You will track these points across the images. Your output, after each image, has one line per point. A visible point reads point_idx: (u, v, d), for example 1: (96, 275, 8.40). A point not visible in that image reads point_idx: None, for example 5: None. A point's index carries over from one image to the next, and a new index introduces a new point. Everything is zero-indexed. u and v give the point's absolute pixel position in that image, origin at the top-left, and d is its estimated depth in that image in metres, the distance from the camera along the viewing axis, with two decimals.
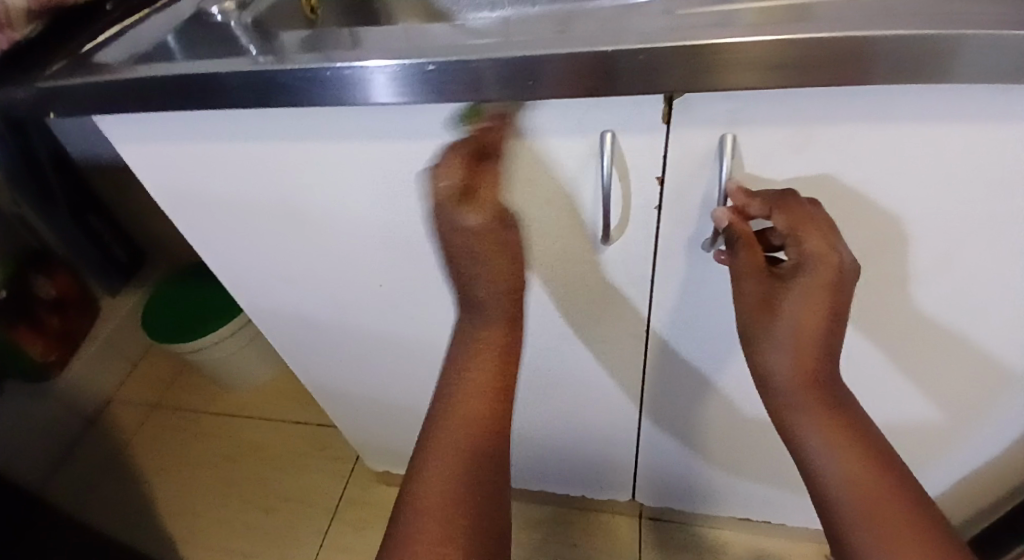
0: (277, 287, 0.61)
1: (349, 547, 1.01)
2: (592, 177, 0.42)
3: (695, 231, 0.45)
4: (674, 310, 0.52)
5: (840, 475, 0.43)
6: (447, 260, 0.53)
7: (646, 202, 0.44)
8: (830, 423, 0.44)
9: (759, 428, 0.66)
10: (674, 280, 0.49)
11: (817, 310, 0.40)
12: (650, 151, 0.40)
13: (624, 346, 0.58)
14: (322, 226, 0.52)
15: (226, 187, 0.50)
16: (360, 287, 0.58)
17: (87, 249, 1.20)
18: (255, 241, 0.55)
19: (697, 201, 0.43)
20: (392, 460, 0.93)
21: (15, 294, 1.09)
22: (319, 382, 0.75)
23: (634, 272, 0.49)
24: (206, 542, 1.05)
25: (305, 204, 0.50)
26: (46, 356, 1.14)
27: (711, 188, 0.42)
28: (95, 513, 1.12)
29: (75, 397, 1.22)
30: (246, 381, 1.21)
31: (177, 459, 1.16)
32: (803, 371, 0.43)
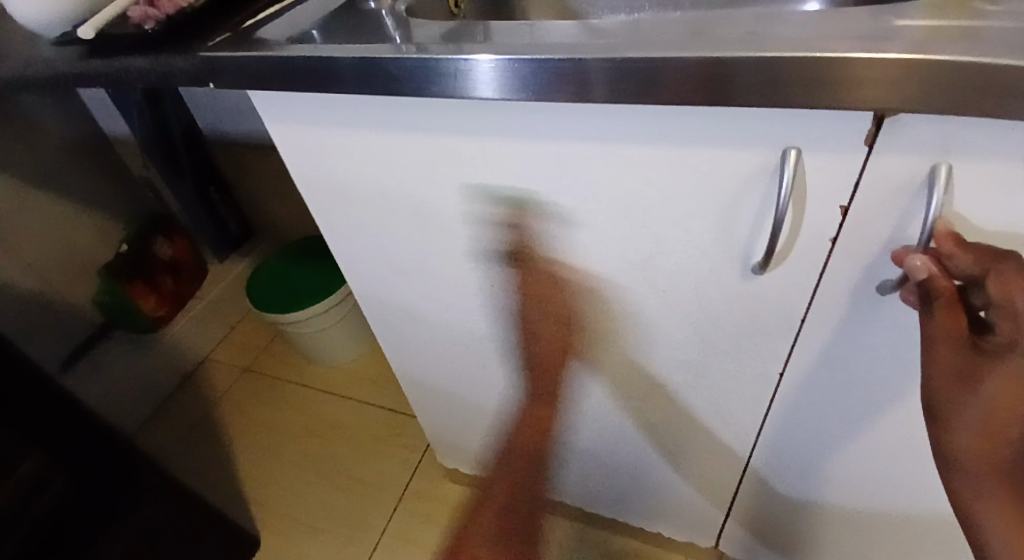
0: (386, 274, 0.61)
1: (413, 537, 1.01)
2: (759, 196, 0.37)
3: (870, 273, 0.39)
4: (816, 355, 0.47)
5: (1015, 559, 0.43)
6: (569, 267, 0.50)
7: (816, 230, 0.38)
8: (1011, 508, 0.43)
9: (878, 494, 0.59)
10: (829, 324, 0.44)
11: (1018, 395, 0.38)
12: (835, 176, 0.35)
13: (746, 383, 0.53)
14: (445, 221, 0.51)
15: (360, 172, 0.50)
16: (470, 286, 0.57)
17: (204, 218, 1.29)
18: (377, 228, 0.55)
19: (881, 240, 0.37)
20: (466, 459, 0.92)
21: (136, 251, 1.22)
22: (412, 374, 0.75)
23: (781, 306, 0.44)
24: (280, 509, 1.08)
25: (434, 199, 0.49)
26: (156, 311, 1.23)
27: (905, 226, 0.36)
28: (182, 465, 1.18)
29: (176, 353, 1.30)
30: (335, 359, 1.25)
31: (262, 425, 1.21)
32: (989, 456, 0.42)
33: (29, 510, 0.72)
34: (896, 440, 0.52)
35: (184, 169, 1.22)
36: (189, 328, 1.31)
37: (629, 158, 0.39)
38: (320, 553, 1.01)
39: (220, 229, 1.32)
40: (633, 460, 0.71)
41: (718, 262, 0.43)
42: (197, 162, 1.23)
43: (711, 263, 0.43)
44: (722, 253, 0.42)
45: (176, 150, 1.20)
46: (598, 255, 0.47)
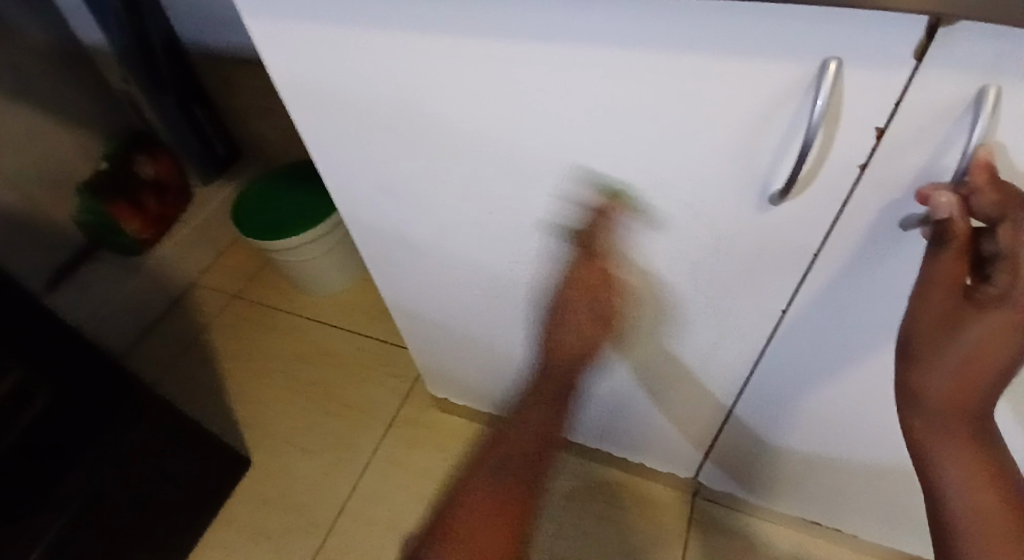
0: (381, 197, 0.58)
1: (403, 461, 1.03)
2: (789, 116, 0.34)
3: (893, 206, 0.38)
4: (821, 294, 0.46)
5: (968, 506, 0.45)
6: (573, 191, 0.47)
7: (844, 156, 0.35)
8: (967, 449, 0.45)
9: (862, 429, 0.60)
10: (841, 261, 0.43)
11: (1001, 342, 0.38)
12: (872, 97, 0.32)
13: (748, 318, 0.52)
14: (443, 139, 0.48)
15: (352, 83, 0.47)
16: (466, 209, 0.55)
17: (189, 136, 1.23)
18: (371, 144, 0.52)
19: (913, 170, 0.35)
20: (455, 388, 0.93)
21: (118, 168, 1.18)
22: (403, 303, 0.74)
23: (795, 237, 0.42)
24: (270, 432, 1.09)
25: (432, 116, 0.46)
26: (141, 234, 1.20)
27: (941, 155, 0.33)
28: (172, 387, 1.19)
29: (162, 276, 1.28)
30: (325, 287, 1.23)
31: (251, 350, 1.21)
32: (957, 398, 0.42)
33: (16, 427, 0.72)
34: (891, 379, 0.52)
35: (167, 85, 1.15)
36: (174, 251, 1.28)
37: (643, 70, 0.36)
38: (310, 474, 1.03)
39: (205, 147, 1.27)
40: (623, 392, 0.72)
41: (733, 188, 0.41)
42: (179, 78, 1.16)
43: (726, 190, 0.41)
44: (739, 178, 0.40)
45: (158, 64, 1.13)
46: (605, 179, 0.45)
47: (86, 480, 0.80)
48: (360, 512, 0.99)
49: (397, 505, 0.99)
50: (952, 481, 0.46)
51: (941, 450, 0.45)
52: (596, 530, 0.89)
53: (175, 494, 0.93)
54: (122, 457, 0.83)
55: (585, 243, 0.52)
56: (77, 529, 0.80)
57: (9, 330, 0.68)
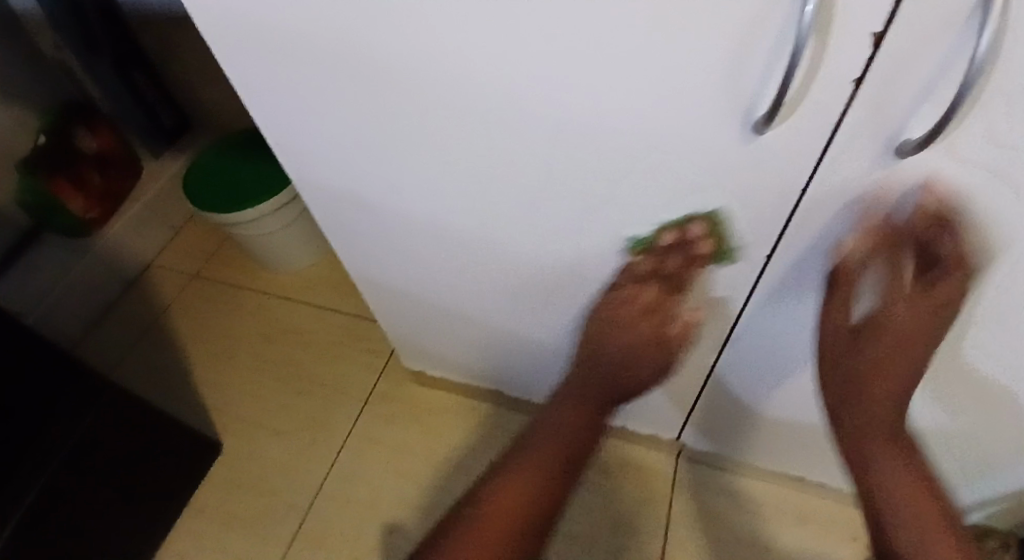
0: (331, 155, 0.53)
1: (380, 438, 1.00)
2: (778, 28, 0.30)
3: (890, 131, 0.34)
4: (804, 235, 0.45)
5: (876, 451, 0.58)
6: (540, 136, 0.44)
7: (836, 75, 0.32)
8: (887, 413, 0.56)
9: None
10: (825, 201, 0.41)
11: (925, 328, 0.47)
12: (867, 1, 0.27)
13: (731, 263, 0.50)
14: (394, 85, 0.43)
15: (277, 18, 0.41)
16: (428, 166, 0.51)
17: (131, 105, 1.15)
18: (315, 93, 0.47)
19: (915, 86, 0.31)
20: (429, 360, 0.91)
21: (57, 143, 1.09)
22: (367, 274, 0.71)
23: (780, 171, 0.39)
24: (239, 413, 1.05)
25: (377, 55, 0.41)
26: (87, 213, 1.13)
27: (946, 65, 0.29)
28: (132, 374, 1.13)
29: (116, 258, 1.21)
30: (289, 262, 1.18)
31: (215, 330, 1.16)
32: (884, 368, 0.52)
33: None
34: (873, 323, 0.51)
35: (101, 47, 1.06)
36: (127, 230, 1.21)
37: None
38: (285, 455, 1.00)
39: (150, 118, 1.19)
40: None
41: (715, 118, 0.37)
42: (118, 41, 1.08)
43: (707, 122, 0.37)
44: (720, 106, 0.36)
45: (92, 25, 1.04)
46: (574, 124, 0.41)
47: (29, 486, 0.74)
48: (340, 492, 0.96)
49: (377, 481, 0.96)
50: (871, 442, 0.58)
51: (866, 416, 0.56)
52: (583, 496, 0.88)
53: (136, 488, 0.89)
54: (69, 457, 0.78)
55: (556, 196, 0.49)
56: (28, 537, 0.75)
57: None
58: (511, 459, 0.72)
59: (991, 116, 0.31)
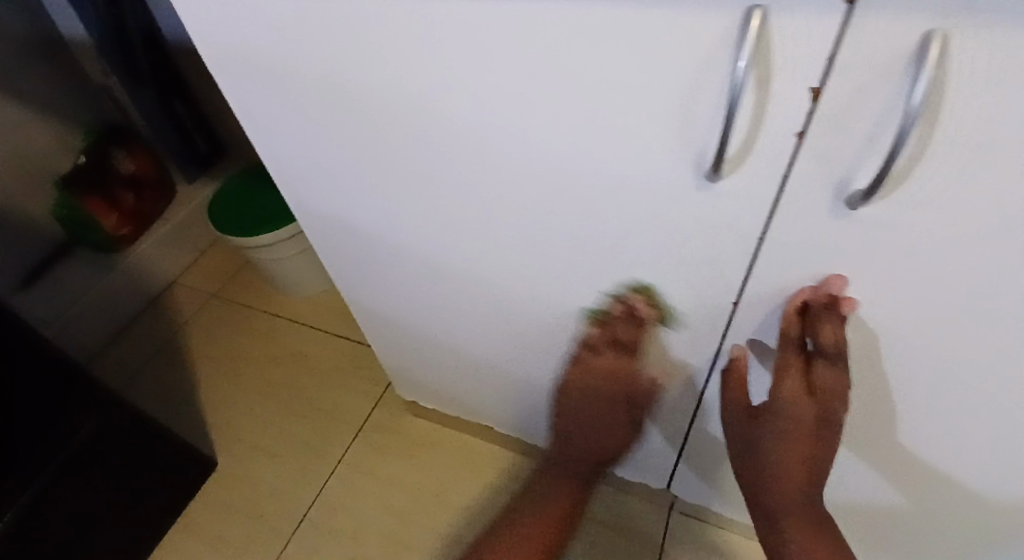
0: (317, 184, 0.55)
1: (370, 469, 0.99)
2: (715, 79, 0.30)
3: (841, 184, 0.33)
4: (767, 291, 0.44)
5: (777, 509, 0.58)
6: (508, 176, 0.44)
7: (781, 128, 0.32)
8: (795, 482, 0.55)
9: None
10: (785, 258, 0.40)
11: (827, 401, 0.48)
12: (802, 53, 0.27)
13: (705, 314, 0.49)
14: (374, 121, 0.45)
15: (265, 50, 0.42)
16: (409, 201, 0.51)
17: (167, 130, 1.21)
18: (302, 125, 0.48)
19: (857, 143, 0.30)
20: (423, 389, 0.92)
21: (95, 163, 1.15)
22: (362, 303, 0.72)
23: (740, 221, 0.39)
24: (235, 433, 1.06)
25: (357, 90, 0.42)
26: (117, 230, 1.17)
27: (886, 121, 0.28)
28: (140, 389, 1.15)
29: (141, 274, 1.26)
30: (300, 288, 1.21)
31: (226, 350, 1.18)
32: (795, 436, 0.51)
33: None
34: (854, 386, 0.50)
35: (142, 76, 1.13)
36: (153, 249, 1.25)
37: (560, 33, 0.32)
38: (274, 478, 1.00)
39: (184, 144, 1.25)
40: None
41: (667, 166, 0.37)
42: (157, 70, 1.15)
43: (659, 169, 0.37)
44: (673, 154, 0.36)
45: (134, 55, 1.11)
46: (541, 164, 0.41)
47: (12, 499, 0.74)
48: (323, 521, 0.95)
49: (362, 513, 0.95)
50: (770, 500, 0.57)
51: (770, 479, 0.55)
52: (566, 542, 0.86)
53: (121, 507, 0.88)
54: (56, 472, 0.78)
55: (530, 236, 0.49)
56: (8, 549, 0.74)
57: None
58: (539, 483, 0.83)
59: (940, 179, 0.30)
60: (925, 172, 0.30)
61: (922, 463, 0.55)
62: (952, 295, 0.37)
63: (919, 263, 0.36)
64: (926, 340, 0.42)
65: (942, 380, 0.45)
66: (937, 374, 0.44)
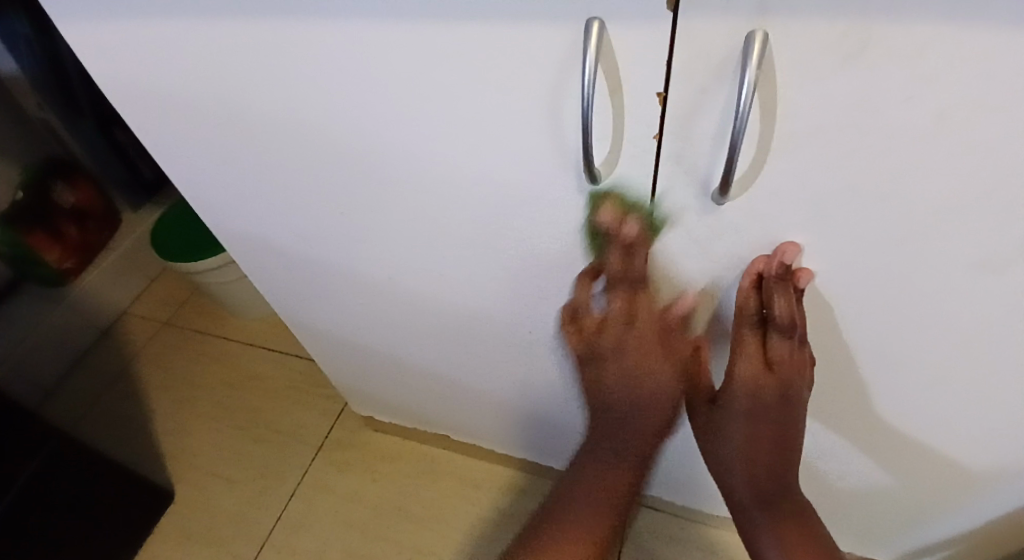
0: (235, 209, 0.55)
1: (332, 487, 0.99)
2: (573, 84, 0.32)
3: (702, 183, 0.35)
4: (667, 288, 0.46)
5: (753, 504, 0.54)
6: (411, 194, 0.45)
7: (643, 129, 0.33)
8: (767, 474, 0.52)
9: None
10: (677, 256, 0.42)
11: (788, 375, 0.45)
12: (643, 60, 0.30)
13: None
14: (277, 146, 0.45)
15: (165, 79, 0.43)
16: (326, 220, 0.52)
17: (110, 159, 1.18)
18: (209, 152, 0.49)
19: (706, 140, 0.32)
20: (376, 404, 0.92)
21: (36, 198, 1.11)
22: (304, 323, 0.72)
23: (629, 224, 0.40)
24: (191, 461, 1.04)
25: (254, 115, 0.43)
26: (62, 264, 1.14)
27: (726, 119, 0.31)
28: (92, 426, 1.12)
29: (90, 308, 1.22)
30: (254, 310, 1.19)
31: (181, 379, 1.16)
32: (759, 419, 0.49)
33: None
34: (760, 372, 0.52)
35: (81, 106, 1.09)
36: (100, 281, 1.22)
37: (434, 52, 0.33)
38: (234, 504, 0.99)
39: (129, 171, 1.21)
40: (554, 405, 0.70)
41: (552, 172, 0.38)
42: (98, 100, 1.11)
43: (548, 177, 0.39)
44: (554, 161, 0.37)
45: (72, 88, 1.06)
46: (443, 179, 0.42)
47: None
48: (285, 544, 0.94)
49: (324, 531, 0.94)
50: (743, 493, 0.54)
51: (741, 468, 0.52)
52: None
53: (74, 544, 0.85)
54: (7, 507, 0.75)
55: (446, 249, 0.50)
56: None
57: None
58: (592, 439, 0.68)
59: (791, 168, 0.33)
60: (777, 162, 0.33)
61: (843, 438, 0.58)
62: (830, 276, 0.40)
63: (794, 250, 0.38)
64: (817, 319, 0.44)
65: (842, 358, 0.47)
66: (833, 351, 0.47)
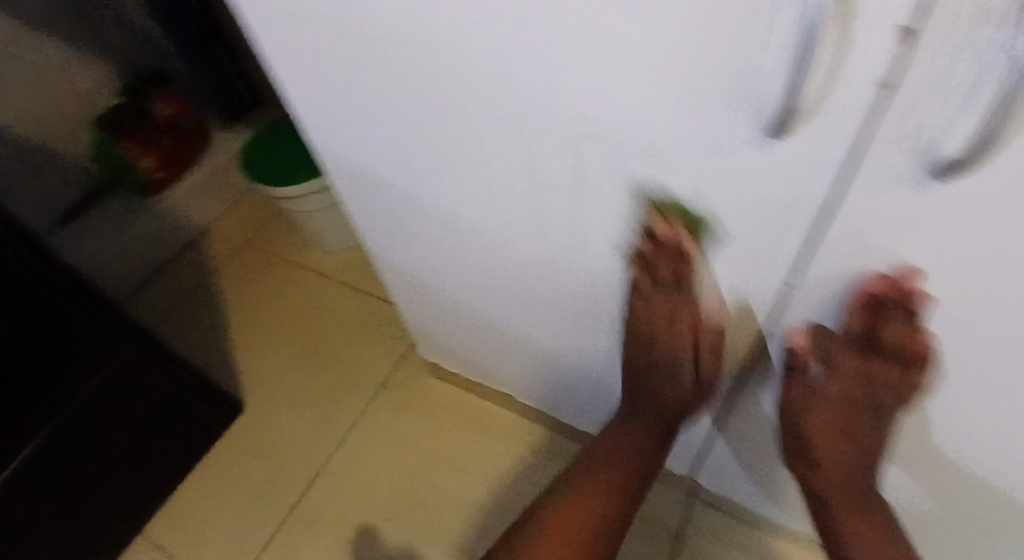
0: (343, 132, 0.52)
1: (390, 427, 0.99)
2: (772, 24, 0.25)
3: (924, 146, 0.27)
4: (824, 272, 0.41)
5: (830, 495, 0.58)
6: (548, 131, 0.41)
7: (860, 76, 0.26)
8: (842, 468, 0.56)
9: (863, 443, 0.54)
10: (846, 242, 0.37)
11: (885, 387, 0.48)
12: None
13: (741, 282, 0.46)
14: (405, 62, 0.41)
15: None
16: (438, 157, 0.50)
17: (205, 78, 1.18)
18: (331, 73, 0.46)
19: (944, 101, 0.24)
20: (443, 353, 0.92)
21: (133, 105, 1.15)
22: (388, 261, 0.71)
23: (801, 187, 0.35)
24: (262, 378, 1.08)
25: (382, 31, 0.39)
26: (155, 172, 1.16)
27: (985, 80, 0.22)
28: (172, 331, 1.17)
29: (177, 222, 1.25)
30: (332, 242, 1.20)
31: (257, 300, 1.18)
32: (840, 418, 0.53)
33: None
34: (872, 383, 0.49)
35: (180, 21, 1.09)
36: (186, 197, 1.24)
37: None
38: (294, 429, 1.01)
39: (222, 95, 1.21)
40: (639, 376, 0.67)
41: (723, 115, 0.33)
42: (195, 17, 1.10)
43: (720, 124, 0.34)
44: (734, 109, 0.32)
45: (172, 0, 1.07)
46: (590, 116, 0.38)
47: (36, 432, 0.75)
48: (341, 473, 0.96)
49: (378, 469, 0.96)
50: (822, 485, 0.58)
51: (823, 461, 0.56)
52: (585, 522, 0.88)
53: (144, 445, 0.90)
54: (81, 408, 0.79)
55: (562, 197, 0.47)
56: (27, 478, 0.76)
57: None
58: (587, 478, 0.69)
59: None
60: None
61: (961, 464, 0.53)
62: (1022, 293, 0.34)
63: (986, 254, 0.32)
64: (984, 338, 0.39)
65: (999, 380, 0.42)
66: (984, 376, 0.42)
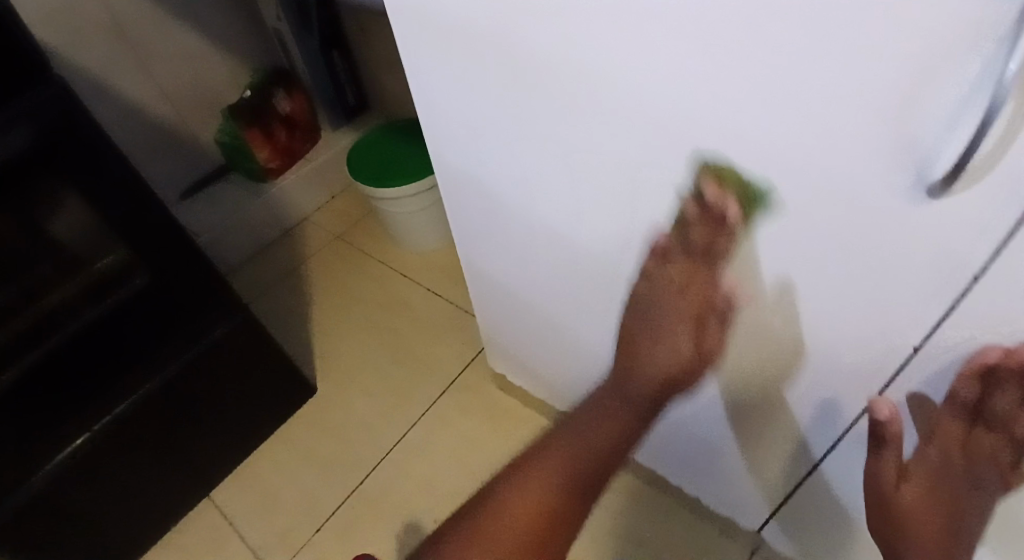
0: (466, 135, 0.58)
1: (454, 428, 1.02)
2: (960, 74, 0.26)
3: None
4: (943, 334, 0.40)
5: None
6: (675, 159, 0.43)
7: None
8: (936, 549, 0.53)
9: (954, 520, 0.51)
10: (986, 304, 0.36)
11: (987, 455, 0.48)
12: None
13: (845, 335, 0.45)
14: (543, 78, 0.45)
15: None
16: (559, 170, 0.52)
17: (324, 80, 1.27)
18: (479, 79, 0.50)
19: None
20: (512, 364, 0.93)
21: (258, 99, 1.24)
22: (479, 265, 0.75)
23: (948, 244, 0.34)
24: (339, 364, 1.13)
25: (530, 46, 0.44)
26: (269, 163, 1.27)
27: None
28: (265, 307, 1.25)
29: (280, 207, 1.34)
30: (419, 244, 1.25)
31: (342, 290, 1.25)
32: (934, 488, 0.51)
33: (89, 311, 0.77)
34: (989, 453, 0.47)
35: (312, 28, 1.19)
36: (293, 186, 1.33)
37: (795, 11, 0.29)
38: (366, 413, 1.06)
39: (337, 97, 1.31)
40: (705, 409, 0.66)
41: (872, 166, 0.33)
42: (326, 24, 1.20)
43: (860, 172, 0.34)
44: (889, 162, 0.32)
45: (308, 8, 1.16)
46: (724, 150, 0.39)
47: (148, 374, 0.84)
48: (404, 464, 0.99)
49: (436, 467, 0.98)
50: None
51: (910, 535, 0.53)
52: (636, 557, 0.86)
53: (231, 406, 0.96)
54: (190, 361, 0.86)
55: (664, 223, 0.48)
56: (133, 416, 0.84)
57: (140, 234, 0.73)
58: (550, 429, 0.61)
59: None
60: None
61: None
62: None
63: None
64: None
65: None
66: None
